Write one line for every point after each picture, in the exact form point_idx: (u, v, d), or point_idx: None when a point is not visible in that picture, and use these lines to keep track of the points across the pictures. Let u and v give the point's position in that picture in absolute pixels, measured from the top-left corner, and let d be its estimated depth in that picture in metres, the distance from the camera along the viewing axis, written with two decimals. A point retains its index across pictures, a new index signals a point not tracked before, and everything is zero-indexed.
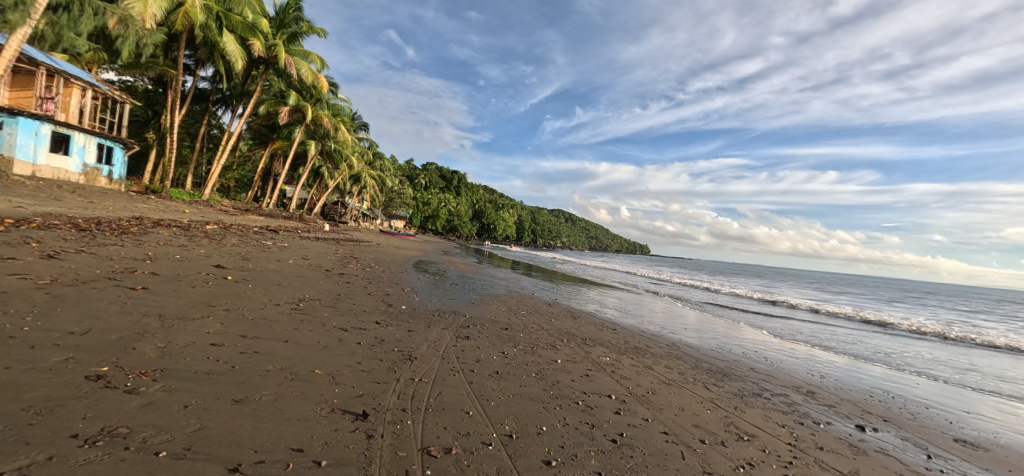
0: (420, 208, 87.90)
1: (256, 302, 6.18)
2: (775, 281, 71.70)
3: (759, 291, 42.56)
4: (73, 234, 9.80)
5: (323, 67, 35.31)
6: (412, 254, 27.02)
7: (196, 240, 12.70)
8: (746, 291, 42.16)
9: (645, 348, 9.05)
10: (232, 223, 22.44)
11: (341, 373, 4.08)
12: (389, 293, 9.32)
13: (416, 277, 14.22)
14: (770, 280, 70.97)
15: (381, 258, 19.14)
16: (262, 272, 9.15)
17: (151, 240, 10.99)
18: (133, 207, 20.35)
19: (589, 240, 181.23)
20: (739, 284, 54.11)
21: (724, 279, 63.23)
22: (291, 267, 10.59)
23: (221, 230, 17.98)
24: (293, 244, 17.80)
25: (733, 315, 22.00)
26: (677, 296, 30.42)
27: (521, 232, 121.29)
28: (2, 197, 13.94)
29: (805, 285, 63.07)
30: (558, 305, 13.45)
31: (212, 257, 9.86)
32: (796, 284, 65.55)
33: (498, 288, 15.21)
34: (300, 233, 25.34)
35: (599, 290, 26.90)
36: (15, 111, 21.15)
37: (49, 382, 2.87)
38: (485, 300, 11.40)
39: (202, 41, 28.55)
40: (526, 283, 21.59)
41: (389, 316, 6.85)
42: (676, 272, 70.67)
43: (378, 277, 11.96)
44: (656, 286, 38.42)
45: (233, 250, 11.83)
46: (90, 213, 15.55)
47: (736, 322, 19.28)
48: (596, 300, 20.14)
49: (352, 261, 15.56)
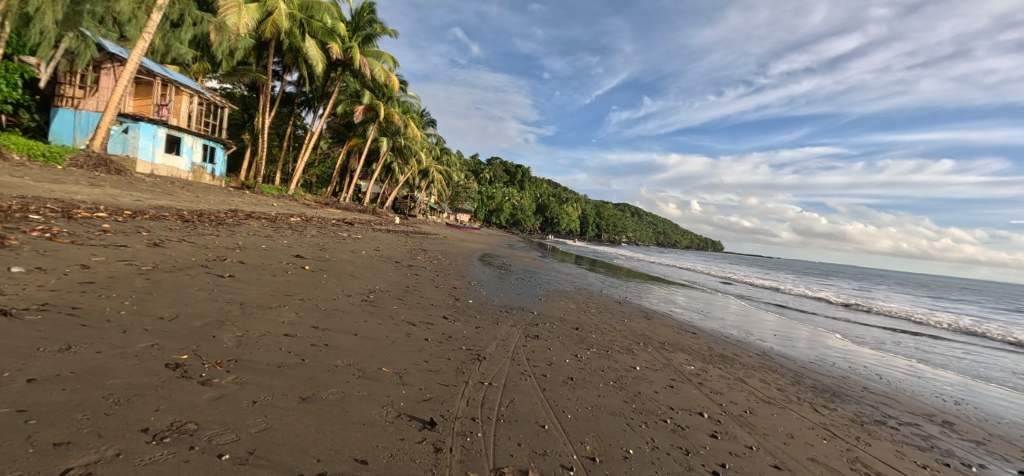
0: (485, 202, 90.00)
1: (329, 293, 6.26)
2: (878, 284, 62.85)
3: (858, 296, 37.46)
4: (179, 224, 10.94)
5: (394, 65, 36.84)
6: (477, 246, 27.42)
7: (278, 231, 13.69)
8: (843, 295, 37.24)
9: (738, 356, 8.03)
10: (312, 216, 24.31)
11: (408, 372, 3.82)
12: (456, 286, 9.20)
13: (481, 270, 14.14)
14: (871, 284, 62.36)
15: (446, 251, 19.51)
16: (335, 263, 9.45)
17: (241, 231, 12.02)
18: (230, 200, 22.79)
19: (653, 236, 173.10)
20: (832, 287, 48.13)
21: (814, 281, 56.73)
22: (360, 258, 10.91)
23: (303, 222, 19.42)
24: (365, 236, 18.71)
25: (832, 322, 19.39)
26: (759, 298, 27.64)
27: (582, 226, 119.01)
28: (128, 192, 16.18)
29: (919, 291, 54.43)
30: (628, 303, 12.60)
31: (291, 247, 10.45)
32: (906, 289, 56.83)
33: (563, 284, 14.69)
34: (372, 225, 26.81)
35: (670, 288, 25.25)
36: (137, 117, 24.82)
37: (133, 369, 2.88)
38: (553, 296, 10.91)
39: (287, 47, 31.10)
40: (591, 279, 20.77)
41: (456, 310, 6.62)
42: (755, 272, 64.86)
43: (446, 269, 12.00)
44: (733, 286, 35.37)
45: (310, 241, 12.54)
46: (196, 206, 17.60)
47: (836, 330, 16.90)
48: (668, 299, 18.81)
49: (420, 253, 15.95)
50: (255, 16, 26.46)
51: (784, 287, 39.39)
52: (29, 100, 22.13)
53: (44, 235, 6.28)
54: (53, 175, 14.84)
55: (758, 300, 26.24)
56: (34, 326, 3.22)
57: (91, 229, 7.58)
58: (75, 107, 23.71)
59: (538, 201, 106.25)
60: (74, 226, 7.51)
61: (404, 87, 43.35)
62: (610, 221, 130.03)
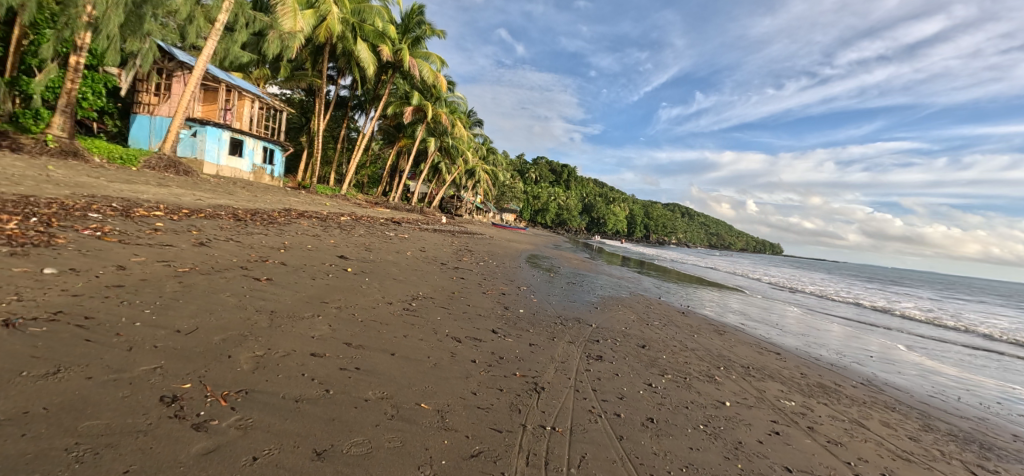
0: (529, 201, 89.36)
1: (368, 300, 5.71)
2: (982, 296, 54.92)
3: (962, 310, 32.50)
4: (232, 223, 11.17)
5: (441, 65, 37.00)
6: (524, 247, 26.74)
7: (324, 230, 13.82)
8: (943, 308, 32.54)
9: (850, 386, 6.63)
10: (361, 215, 24.79)
11: (453, 411, 3.05)
12: (505, 292, 8.46)
13: (530, 273, 13.37)
14: (973, 295, 54.60)
15: (493, 252, 19.00)
16: (378, 264, 9.04)
17: (290, 230, 12.10)
18: (285, 200, 23.74)
19: (705, 237, 164.44)
20: (925, 298, 42.39)
21: (900, 291, 50.45)
22: (403, 259, 10.52)
23: (352, 221, 19.70)
24: (412, 235, 18.63)
25: (939, 341, 16.64)
26: (839, 308, 24.60)
27: (629, 226, 114.96)
28: (191, 193, 17.18)
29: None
30: (693, 314, 11.29)
31: (337, 247, 10.25)
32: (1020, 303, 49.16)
33: (620, 291, 13.55)
34: (418, 225, 26.94)
35: (734, 295, 23.10)
36: (203, 121, 26.62)
37: (122, 403, 2.33)
38: (611, 305, 9.89)
39: (340, 52, 32.15)
40: (647, 283, 19.38)
41: (506, 323, 5.84)
42: (827, 279, 58.96)
43: (493, 272, 11.35)
44: (805, 294, 32.06)
45: (356, 241, 12.42)
46: (253, 205, 18.37)
47: (947, 351, 14.39)
48: (735, 308, 17.01)
49: (466, 254, 15.50)
50: (310, 22, 27.47)
51: (866, 297, 35.13)
52: (112, 107, 24.68)
53: (95, 234, 6.38)
54: (127, 176, 16.00)
55: (840, 311, 23.41)
56: (33, 340, 2.81)
57: (145, 228, 7.92)
58: (150, 112, 26.18)
59: (583, 201, 103.98)
60: (130, 226, 7.89)
61: (450, 87, 43.56)
62: (658, 221, 124.56)
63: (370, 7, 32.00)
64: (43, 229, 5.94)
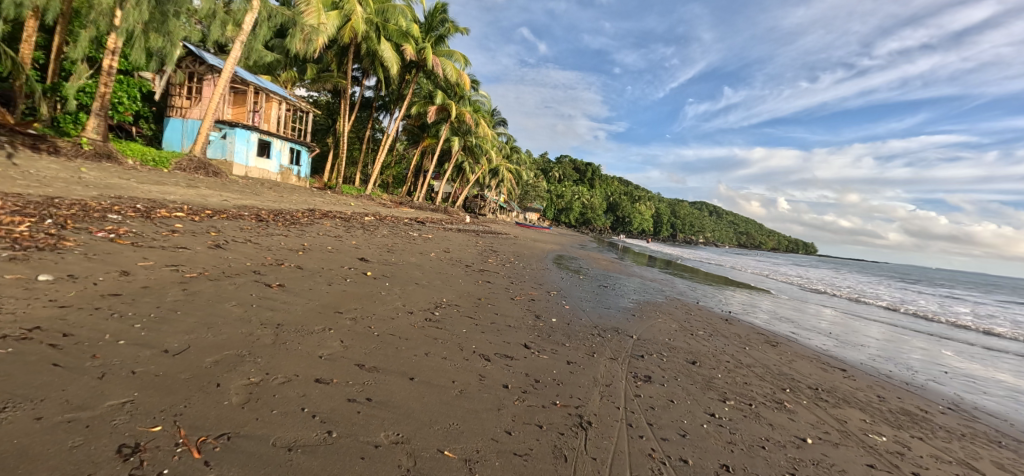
0: (551, 200, 88.26)
1: (387, 308, 5.20)
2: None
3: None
4: (254, 224, 11.03)
5: (464, 64, 36.67)
6: (549, 247, 25.99)
7: (348, 230, 13.60)
8: (1011, 313, 29.66)
9: (953, 411, 5.56)
10: (384, 215, 24.67)
11: (484, 461, 2.42)
12: (535, 298, 7.81)
13: (559, 276, 12.69)
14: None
15: (518, 252, 18.43)
16: (400, 267, 8.58)
17: (312, 231, 11.88)
18: (311, 200, 23.84)
19: (734, 236, 158.68)
20: (988, 302, 38.88)
21: (957, 294, 46.55)
22: (426, 261, 10.06)
23: (376, 221, 19.53)
24: (436, 236, 18.29)
25: (1019, 351, 14.86)
26: (894, 313, 22.60)
27: (655, 224, 111.96)
28: (219, 193, 17.39)
29: None
30: (741, 322, 10.30)
31: (359, 248, 9.90)
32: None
33: (657, 295, 12.65)
34: (442, 224, 26.58)
35: (775, 298, 21.57)
36: (232, 123, 27.17)
37: (67, 458, 1.84)
38: (651, 312, 9.08)
39: (364, 52, 32.30)
40: (682, 286, 18.31)
41: (540, 336, 5.20)
42: (873, 280, 55.27)
43: (521, 275, 10.73)
44: (851, 297, 29.89)
45: (378, 242, 12.07)
46: (278, 205, 18.41)
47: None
48: (781, 313, 15.75)
49: (491, 255, 14.93)
50: (334, 23, 27.64)
51: (921, 301, 32.44)
52: (147, 111, 25.67)
53: (108, 237, 6.18)
54: (158, 178, 16.30)
55: (896, 316, 21.54)
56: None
57: (160, 230, 7.76)
58: (183, 116, 26.95)
59: (606, 199, 101.95)
60: (145, 228, 7.71)
61: (473, 86, 43.20)
62: (685, 220, 120.74)
63: (393, 7, 31.98)
64: (55, 232, 5.77)
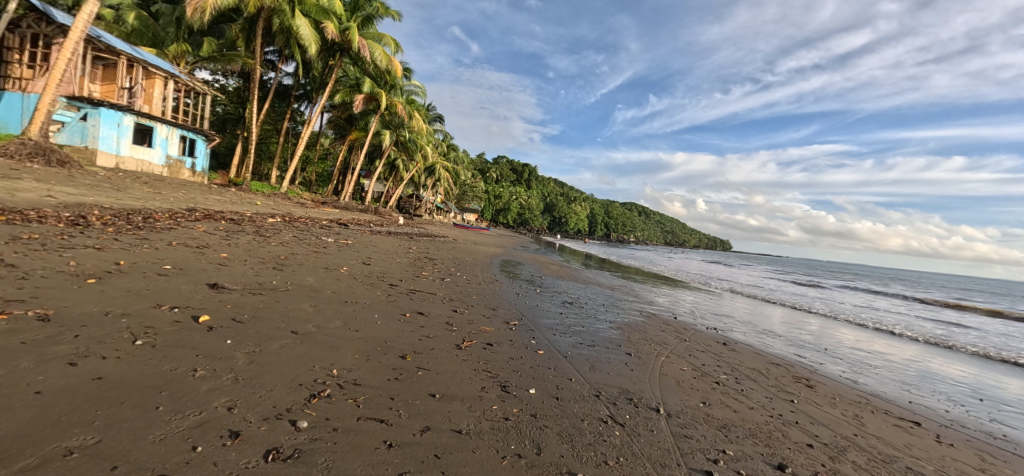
0: (491, 201, 86.31)
1: (172, 433, 2.22)
2: (910, 286, 59.02)
3: (917, 302, 33.28)
4: (56, 228, 7.11)
5: (397, 50, 33.06)
6: (490, 250, 23.73)
7: (226, 237, 9.88)
8: (898, 300, 33.29)
9: None
10: (298, 215, 20.83)
11: None
12: (493, 342, 5.12)
13: (515, 291, 10.18)
14: (904, 285, 58.59)
15: (457, 258, 15.85)
16: (281, 298, 5.38)
17: (163, 238, 8.17)
18: (203, 198, 19.17)
19: (662, 235, 169.99)
20: (877, 291, 43.86)
21: (848, 283, 52.68)
22: (332, 282, 6.90)
23: (280, 223, 15.79)
24: (357, 241, 15.06)
25: (944, 341, 15.45)
26: (825, 306, 23.42)
27: (592, 224, 115.41)
28: (48, 187, 12.72)
29: (956, 294, 50.82)
30: (738, 344, 8.51)
31: (221, 269, 6.44)
32: (942, 292, 53.26)
33: (631, 311, 10.58)
34: (370, 226, 23.11)
35: (724, 298, 21.11)
36: (96, 100, 20.70)
37: None
38: (644, 345, 6.86)
39: (277, 28, 27.58)
40: (637, 291, 16.93)
41: (523, 467, 2.51)
42: (782, 273, 60.84)
43: (467, 296, 7.97)
44: (772, 290, 31.51)
45: (266, 253, 8.60)
46: (140, 203, 13.84)
47: (967, 355, 12.99)
48: (745, 317, 14.70)
49: (425, 264, 12.01)
50: None
51: (828, 291, 35.43)
52: None
53: None
54: None
55: (823, 309, 22.29)
56: None
57: None
58: (22, 90, 19.86)
59: (546, 200, 102.54)
60: None
61: (408, 76, 39.66)
62: (619, 220, 126.06)
63: None
64: None
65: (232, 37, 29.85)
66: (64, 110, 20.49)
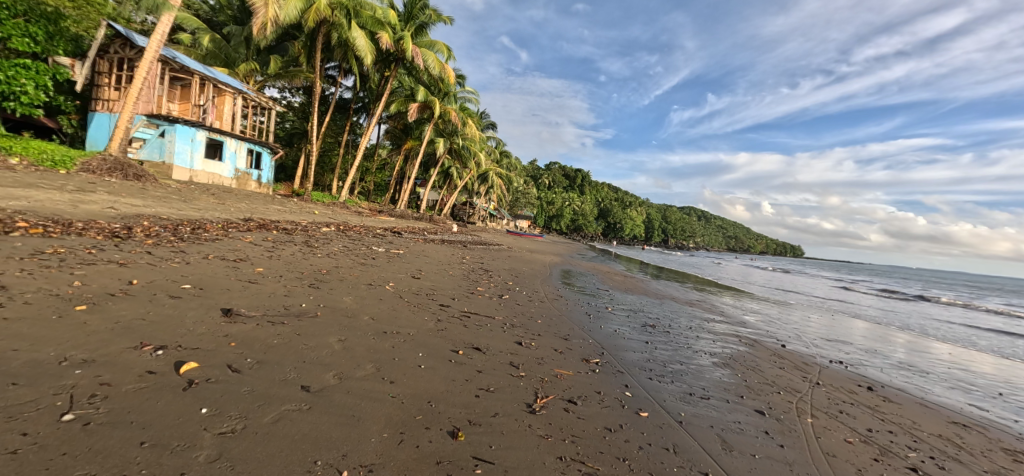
0: (542, 207, 84.75)
1: None
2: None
3: None
4: (96, 241, 6.74)
5: (448, 56, 32.81)
6: (547, 259, 22.27)
7: (271, 248, 9.29)
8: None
9: None
10: (353, 224, 20.72)
11: None
12: (576, 399, 3.65)
13: (583, 310, 8.58)
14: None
15: (514, 269, 14.56)
16: (304, 328, 4.31)
17: (203, 250, 7.62)
18: (263, 208, 19.61)
19: (723, 240, 158.76)
20: (1011, 307, 36.52)
21: (967, 297, 44.65)
22: (371, 304, 5.79)
23: (334, 232, 15.44)
24: (410, 250, 14.29)
25: None
26: (956, 329, 19.21)
27: (646, 230, 110.10)
28: (122, 200, 13.21)
29: None
30: (890, 388, 6.32)
31: (246, 289, 5.56)
32: None
33: (727, 336, 8.57)
34: (423, 234, 22.60)
35: (825, 317, 17.83)
36: (172, 118, 22.05)
37: None
38: (773, 395, 5.00)
39: (335, 42, 28.35)
40: (720, 307, 14.66)
41: None
42: (877, 284, 53.27)
43: (531, 320, 6.55)
44: (878, 305, 26.92)
45: (306, 267, 7.77)
46: (202, 214, 14.02)
47: None
48: (869, 343, 11.87)
49: (481, 277, 10.82)
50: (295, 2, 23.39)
51: (950, 308, 29.77)
52: (66, 105, 20.69)
53: None
54: (30, 179, 11.99)
55: (956, 332, 18.19)
56: None
57: None
58: (110, 110, 21.85)
59: (597, 205, 99.23)
60: None
61: (459, 82, 39.49)
62: (676, 225, 119.06)
63: None
64: None
65: (295, 53, 31.16)
66: (145, 128, 22.13)
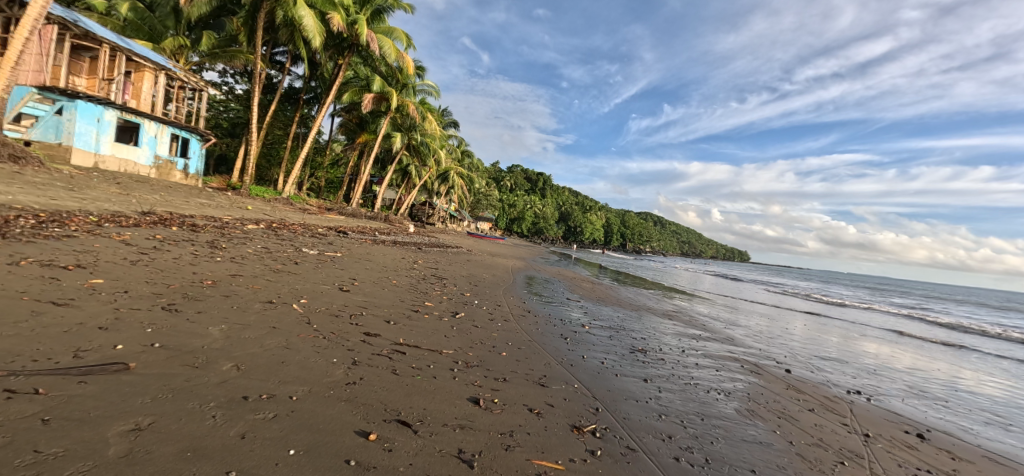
0: (505, 209, 83.72)
1: None
2: (958, 303, 54.05)
3: (992, 326, 29.04)
4: None
5: (408, 45, 30.54)
6: (508, 263, 20.77)
7: (147, 249, 6.91)
8: (971, 323, 29.04)
9: None
10: (290, 222, 18.18)
11: None
12: None
13: (559, 332, 6.93)
14: (951, 303, 53.69)
15: (471, 275, 12.83)
16: (69, 407, 2.31)
17: (19, 253, 5.24)
18: (182, 201, 16.67)
19: (679, 246, 165.62)
20: (939, 311, 39.13)
21: (899, 301, 47.79)
22: (248, 338, 3.78)
23: (258, 230, 12.99)
24: (349, 253, 12.17)
25: None
26: (911, 335, 19.46)
27: (607, 234, 112.02)
28: None
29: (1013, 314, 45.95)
30: (942, 437, 5.08)
31: (26, 321, 3.35)
32: (995, 310, 48.37)
33: (728, 362, 7.21)
34: (373, 235, 20.40)
35: (794, 325, 17.37)
36: (70, 91, 18.00)
37: None
38: (840, 471, 3.49)
39: (281, 19, 25.37)
40: (696, 318, 13.61)
41: None
42: (820, 289, 56.22)
43: (492, 355, 4.76)
44: (826, 310, 27.64)
45: (184, 277, 5.58)
46: (82, 203, 11.18)
47: None
48: (853, 359, 11.13)
49: (432, 287, 8.97)
50: None
51: (886, 312, 31.42)
52: None
53: None
54: None
55: (908, 337, 18.48)
56: None
57: None
58: None
59: (561, 209, 99.31)
60: None
61: (421, 75, 37.23)
62: (635, 230, 122.07)
63: None
64: None
65: (233, 30, 27.74)
66: (37, 102, 17.90)
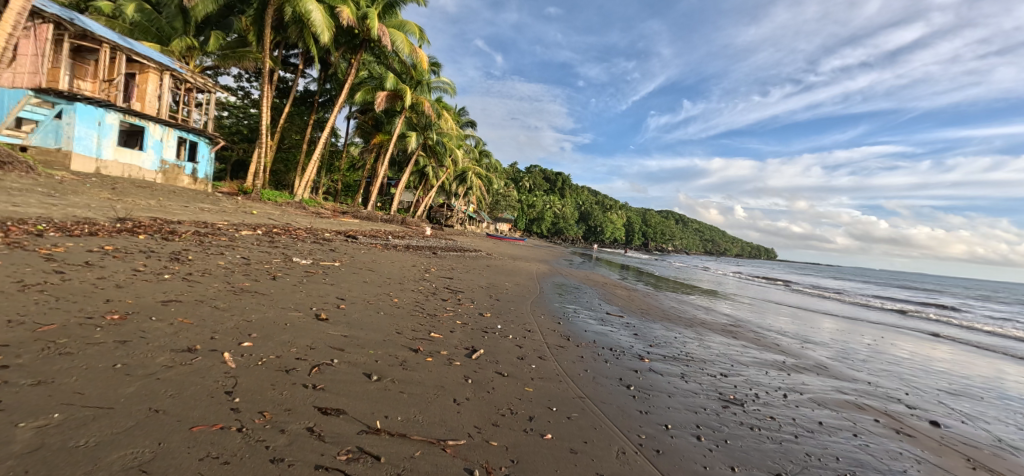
0: (524, 210, 81.72)
1: None
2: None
3: None
4: None
5: (422, 39, 29.09)
6: (530, 267, 18.86)
7: (74, 267, 5.25)
8: None
9: None
10: (296, 226, 16.74)
11: None
12: None
13: (617, 374, 4.97)
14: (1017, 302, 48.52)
15: (492, 285, 10.97)
16: None
17: None
18: (182, 206, 15.43)
19: (702, 244, 160.55)
20: (1010, 312, 35.12)
21: (959, 301, 43.36)
22: (78, 451, 2.00)
23: (251, 237, 11.41)
24: (352, 261, 10.49)
25: None
26: (1007, 344, 16.54)
27: (628, 234, 108.47)
28: None
29: None
30: None
31: None
32: None
33: (855, 419, 5.10)
34: (385, 239, 18.83)
35: (870, 336, 14.82)
36: (68, 93, 16.93)
37: None
38: None
39: (289, 16, 24.25)
40: (761, 333, 11.33)
41: None
42: (865, 289, 52.00)
43: (531, 446, 2.85)
44: (888, 314, 24.57)
45: (84, 310, 3.84)
46: (51, 209, 9.79)
47: None
48: (980, 389, 8.75)
49: (444, 306, 7.12)
50: None
51: (953, 314, 27.96)
52: None
53: None
54: None
55: (1007, 348, 15.60)
56: None
57: None
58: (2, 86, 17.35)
59: (581, 208, 96.70)
60: None
61: (436, 72, 35.80)
62: (658, 229, 118.14)
63: None
64: None
65: (242, 30, 26.74)
66: (35, 106, 16.89)
